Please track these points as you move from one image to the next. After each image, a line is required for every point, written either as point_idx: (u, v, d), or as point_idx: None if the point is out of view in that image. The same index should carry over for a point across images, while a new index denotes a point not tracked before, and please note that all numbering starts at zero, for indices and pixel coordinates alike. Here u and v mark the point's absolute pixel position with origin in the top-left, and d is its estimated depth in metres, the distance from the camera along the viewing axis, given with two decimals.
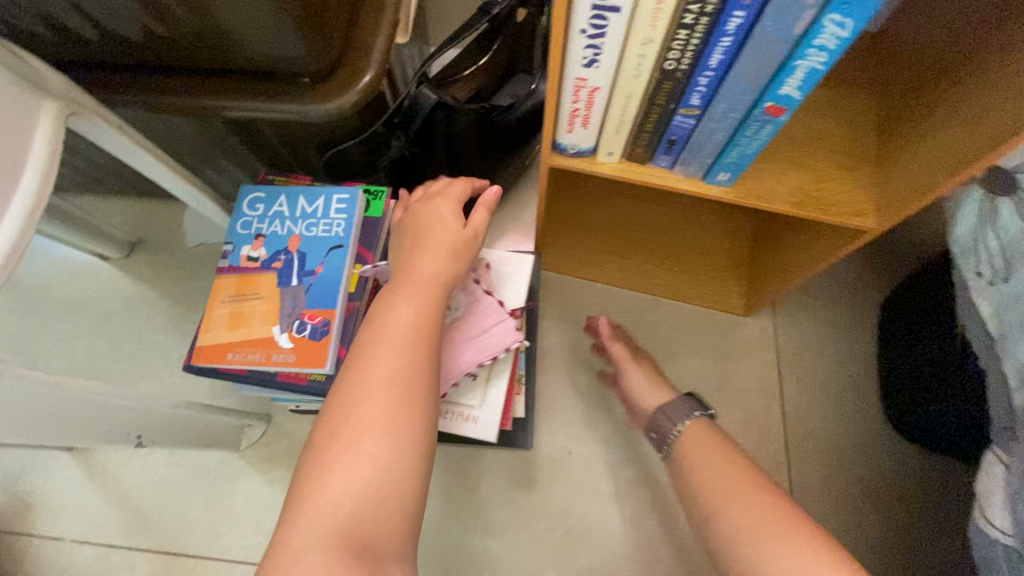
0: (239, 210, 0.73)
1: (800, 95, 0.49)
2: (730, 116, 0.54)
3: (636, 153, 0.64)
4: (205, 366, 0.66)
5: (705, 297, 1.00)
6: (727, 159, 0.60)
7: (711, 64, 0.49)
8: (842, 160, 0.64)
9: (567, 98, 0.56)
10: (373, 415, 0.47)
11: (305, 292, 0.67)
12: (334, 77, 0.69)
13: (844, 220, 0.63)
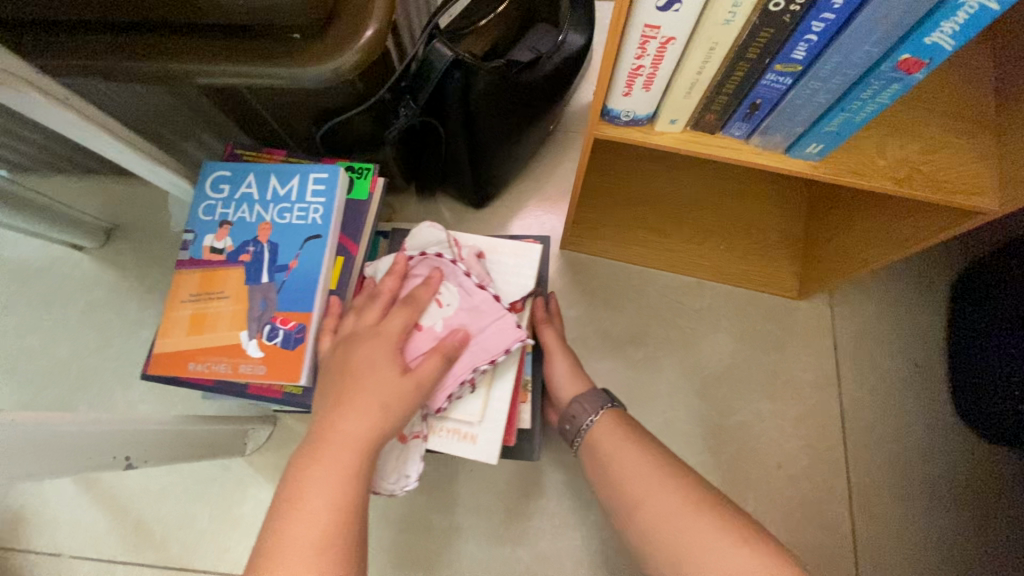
0: (201, 191, 0.62)
1: (953, 46, 0.36)
2: (842, 74, 0.40)
3: (705, 121, 0.50)
4: (163, 377, 0.57)
5: (761, 283, 0.85)
6: (823, 129, 0.46)
7: (835, 3, 0.35)
8: (953, 121, 0.50)
9: (629, 53, 0.42)
10: (333, 516, 0.43)
11: (277, 291, 0.57)
12: (330, 31, 0.56)
13: (958, 199, 0.49)
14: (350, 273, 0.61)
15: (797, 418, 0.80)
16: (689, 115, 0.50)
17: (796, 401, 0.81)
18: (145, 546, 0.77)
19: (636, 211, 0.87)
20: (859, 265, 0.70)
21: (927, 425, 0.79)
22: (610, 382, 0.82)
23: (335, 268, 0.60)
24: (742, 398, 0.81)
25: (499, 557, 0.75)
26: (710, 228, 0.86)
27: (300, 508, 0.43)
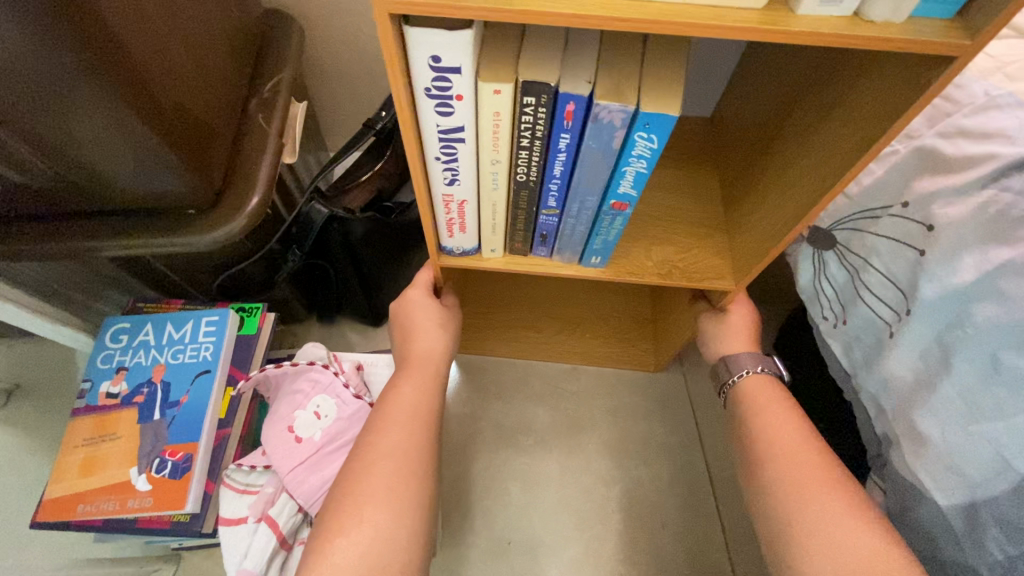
0: (101, 343, 0.71)
1: (636, 193, 0.53)
2: (586, 212, 0.57)
3: (517, 249, 0.66)
4: (51, 523, 0.61)
5: (625, 362, 0.99)
6: (595, 246, 0.63)
7: (556, 174, 0.53)
8: (698, 229, 0.69)
9: (440, 212, 0.58)
10: (398, 469, 0.53)
11: (167, 426, 0.65)
12: (220, 204, 0.70)
13: (707, 283, 0.65)
14: (239, 402, 0.70)
15: (671, 477, 0.91)
16: (504, 246, 0.65)
17: (669, 461, 0.92)
18: None
19: (515, 315, 1.01)
20: (684, 336, 0.85)
21: None
22: (505, 470, 0.91)
23: (224, 399, 0.69)
24: (623, 466, 0.91)
25: None
26: (577, 321, 1.01)
27: (376, 466, 0.53)
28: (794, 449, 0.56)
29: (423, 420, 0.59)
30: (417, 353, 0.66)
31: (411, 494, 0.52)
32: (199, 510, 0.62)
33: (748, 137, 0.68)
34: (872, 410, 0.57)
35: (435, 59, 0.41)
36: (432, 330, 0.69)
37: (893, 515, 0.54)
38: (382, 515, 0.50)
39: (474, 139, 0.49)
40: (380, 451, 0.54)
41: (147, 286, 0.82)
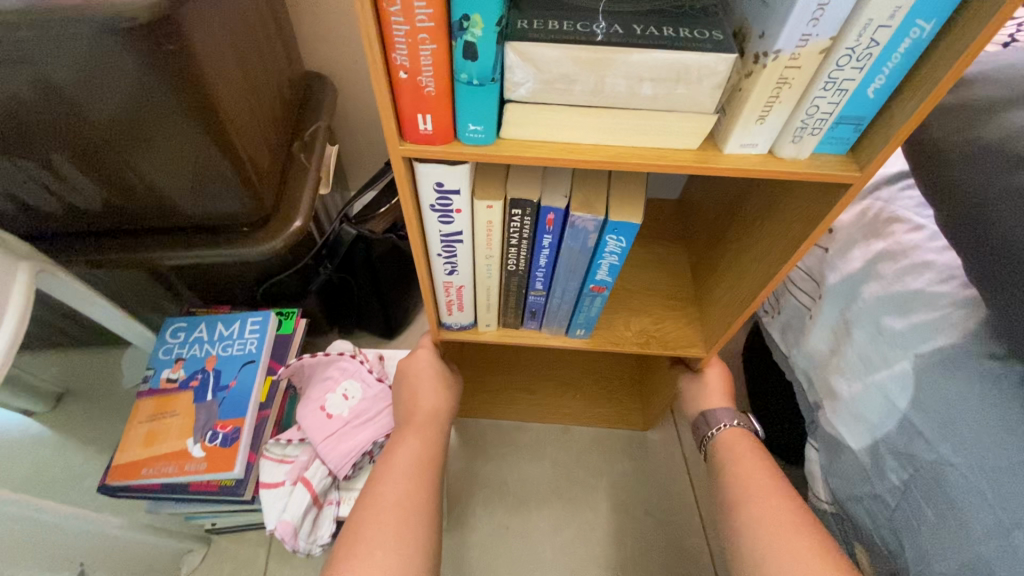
0: (162, 338, 0.84)
1: (613, 280, 0.61)
2: (568, 294, 0.65)
3: (509, 322, 0.74)
4: (120, 484, 0.71)
5: (613, 421, 1.05)
6: (579, 321, 0.70)
7: (541, 265, 0.61)
8: (671, 301, 0.79)
9: (441, 295, 0.67)
10: (402, 516, 0.60)
11: (218, 405, 0.77)
12: (269, 224, 0.85)
13: (680, 351, 0.75)
14: (277, 388, 0.82)
15: (652, 468, 1.01)
16: (497, 319, 0.74)
17: (650, 459, 1.02)
18: None
19: (511, 379, 1.08)
20: (667, 395, 0.93)
21: None
22: (503, 464, 1.01)
23: (265, 385, 0.81)
24: (608, 460, 1.02)
25: None
26: (568, 382, 1.09)
27: (383, 513, 0.60)
28: (755, 489, 0.63)
29: (425, 471, 0.66)
30: (417, 411, 0.73)
31: (415, 542, 0.59)
32: (245, 475, 0.73)
33: (708, 226, 0.79)
34: (804, 383, 0.71)
35: (439, 184, 0.50)
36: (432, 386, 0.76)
37: (828, 471, 0.65)
38: (388, 558, 0.56)
39: (471, 239, 0.58)
40: (387, 504, 0.61)
41: (189, 291, 0.94)
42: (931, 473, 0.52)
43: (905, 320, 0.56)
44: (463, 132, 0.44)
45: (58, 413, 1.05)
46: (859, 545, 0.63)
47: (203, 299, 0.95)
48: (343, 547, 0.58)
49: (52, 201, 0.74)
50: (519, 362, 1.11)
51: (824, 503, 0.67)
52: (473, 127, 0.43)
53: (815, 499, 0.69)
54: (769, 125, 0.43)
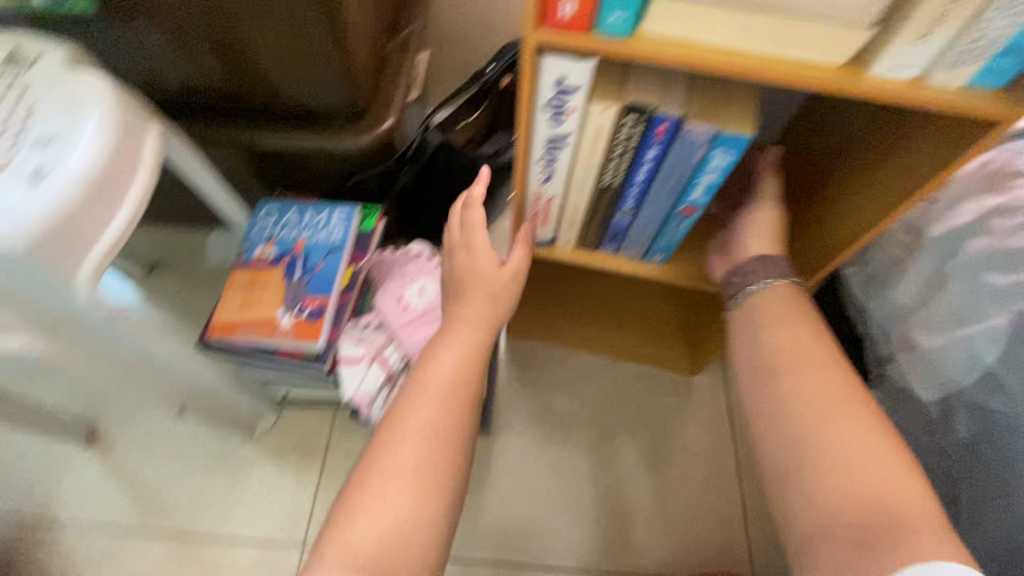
0: (255, 218, 0.89)
1: (706, 200, 0.61)
2: (657, 213, 0.65)
3: (587, 242, 0.75)
4: (218, 340, 0.79)
5: (659, 360, 1.05)
6: (659, 244, 0.71)
7: (637, 182, 0.61)
8: None
9: (528, 204, 0.67)
10: (423, 449, 0.52)
11: (306, 284, 0.82)
12: (363, 120, 0.87)
13: None
14: (358, 277, 0.87)
15: (693, 408, 1.03)
16: (576, 238, 0.74)
17: (695, 401, 1.04)
18: (156, 513, 0.92)
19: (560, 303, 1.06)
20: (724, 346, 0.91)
21: None
22: (548, 381, 1.06)
23: (347, 274, 0.86)
24: (651, 394, 1.05)
25: (464, 524, 0.94)
26: (616, 317, 1.06)
27: (404, 441, 0.52)
28: (804, 377, 0.53)
29: (458, 402, 0.56)
30: (456, 332, 0.61)
31: (435, 482, 0.51)
32: (326, 350, 0.79)
33: (810, 168, 0.74)
34: (878, 337, 0.71)
35: (560, 80, 0.49)
36: (488, 314, 0.63)
37: (886, 419, 0.67)
38: (400, 496, 0.49)
39: (574, 146, 0.57)
40: (410, 431, 0.53)
41: (277, 179, 0.98)
42: (1002, 425, 0.53)
43: (1011, 278, 0.55)
44: (605, 21, 0.43)
45: (151, 279, 1.15)
46: None
47: (288, 187, 1.00)
48: (357, 477, 0.51)
49: (174, 73, 0.79)
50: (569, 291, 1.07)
51: None
52: (617, 15, 0.43)
53: None
54: (928, 45, 0.41)
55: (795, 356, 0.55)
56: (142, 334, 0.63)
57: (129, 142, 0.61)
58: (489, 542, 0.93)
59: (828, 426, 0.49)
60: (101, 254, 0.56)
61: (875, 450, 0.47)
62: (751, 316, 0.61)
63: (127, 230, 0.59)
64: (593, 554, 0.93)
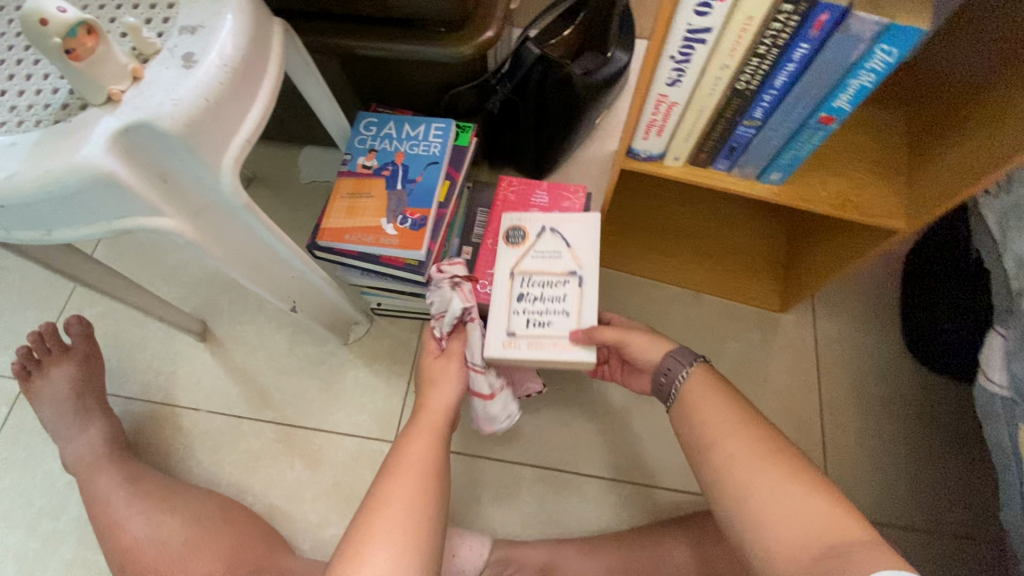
0: (356, 130, 0.91)
1: (850, 108, 0.57)
2: (789, 123, 0.62)
3: (700, 158, 0.72)
4: (327, 244, 0.82)
5: (747, 297, 1.02)
6: (782, 161, 0.68)
7: (776, 85, 0.58)
8: (876, 169, 0.73)
9: (648, 111, 0.65)
10: (408, 515, 0.58)
11: (407, 194, 0.84)
12: (464, 29, 0.85)
13: (877, 221, 0.70)
14: (453, 192, 0.88)
15: (779, 345, 1.01)
16: (688, 153, 0.72)
17: (780, 336, 1.01)
18: (263, 404, 1.01)
19: (651, 233, 1.05)
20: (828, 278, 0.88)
21: (888, 356, 0.99)
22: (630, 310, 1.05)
23: (444, 188, 0.87)
24: (737, 330, 1.02)
25: (540, 437, 0.97)
26: (708, 251, 1.04)
27: (389, 505, 0.58)
28: (723, 437, 0.59)
29: (435, 473, 0.63)
30: (422, 422, 0.68)
31: (418, 548, 0.56)
32: (427, 258, 0.82)
33: (960, 82, 0.68)
34: (1011, 268, 0.66)
35: None
36: (434, 403, 0.71)
37: (1014, 352, 0.63)
38: (387, 555, 0.54)
39: (715, 42, 0.54)
40: (394, 496, 0.59)
41: (373, 92, 0.98)
42: None
43: None
44: None
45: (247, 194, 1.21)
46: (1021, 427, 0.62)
47: (382, 101, 1.00)
48: (346, 544, 0.56)
49: None
50: (661, 222, 1.06)
51: (997, 387, 0.65)
52: None
53: (982, 381, 0.67)
54: None
55: (715, 422, 0.61)
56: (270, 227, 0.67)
57: (262, 34, 0.62)
58: (562, 453, 0.96)
59: (772, 500, 0.54)
60: (243, 142, 0.59)
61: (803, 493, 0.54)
62: (686, 395, 0.65)
63: (262, 121, 0.62)
64: (665, 474, 0.95)
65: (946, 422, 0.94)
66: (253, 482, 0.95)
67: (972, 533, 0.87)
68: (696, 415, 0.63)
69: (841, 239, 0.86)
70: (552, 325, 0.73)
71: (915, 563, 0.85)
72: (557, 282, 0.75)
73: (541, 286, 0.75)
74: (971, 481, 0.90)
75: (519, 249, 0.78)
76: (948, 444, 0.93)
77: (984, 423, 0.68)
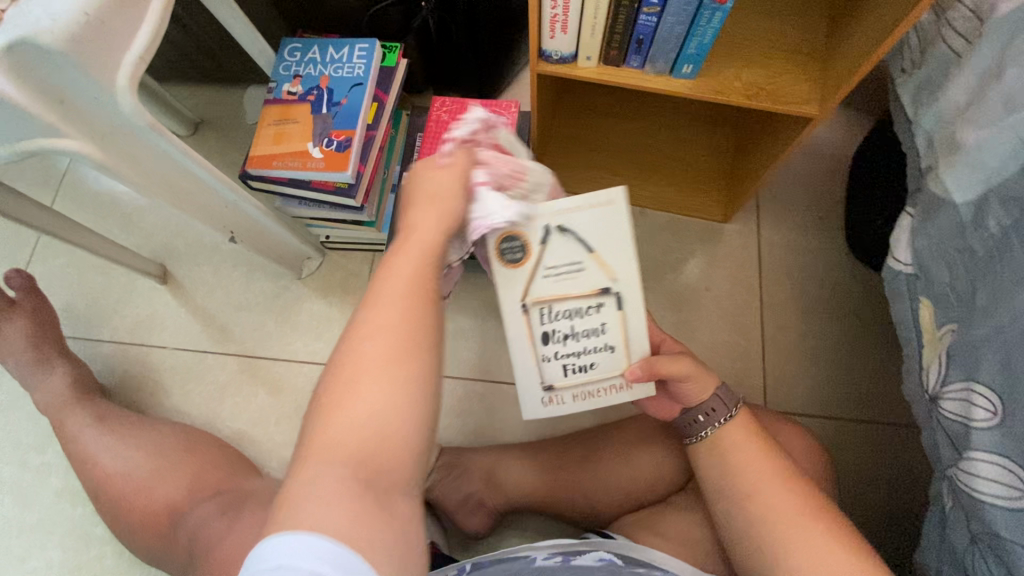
0: (281, 57, 0.90)
1: None
2: (686, 5, 0.61)
3: (611, 55, 0.71)
4: (256, 172, 0.84)
5: (691, 208, 1.02)
6: (689, 51, 0.67)
7: None
8: (793, 55, 0.71)
9: (547, 5, 0.64)
10: (388, 351, 0.43)
11: (332, 118, 0.84)
12: None
13: (790, 108, 0.70)
14: (382, 114, 0.89)
15: (724, 254, 1.01)
16: (599, 51, 0.71)
17: (725, 245, 1.01)
18: (226, 340, 1.04)
19: (595, 149, 1.03)
20: (759, 180, 0.87)
21: (832, 258, 0.99)
22: None
23: (372, 110, 0.87)
24: (680, 240, 1.02)
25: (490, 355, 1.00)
26: (652, 163, 1.03)
27: (360, 346, 0.44)
28: (766, 484, 0.59)
29: (422, 293, 0.47)
30: (392, 268, 0.48)
31: (408, 380, 0.43)
32: (355, 181, 0.83)
33: None
34: (922, 147, 0.66)
35: None
36: (419, 235, 0.51)
37: (920, 229, 0.64)
38: (374, 395, 0.42)
39: None
40: (373, 328, 0.44)
41: (298, 17, 0.96)
42: None
43: None
44: None
45: (196, 138, 1.20)
46: (923, 302, 0.64)
47: (309, 27, 0.98)
48: (321, 401, 0.43)
49: None
50: (605, 136, 1.04)
51: (902, 266, 0.66)
52: None
53: (891, 262, 0.68)
54: None
55: (749, 468, 0.61)
56: (179, 149, 0.68)
57: None
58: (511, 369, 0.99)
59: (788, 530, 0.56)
60: (135, 60, 0.59)
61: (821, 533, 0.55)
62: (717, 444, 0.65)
63: (158, 35, 0.60)
64: None
65: (869, 315, 0.96)
66: (220, 411, 1.00)
67: (901, 419, 0.91)
68: (726, 454, 0.64)
69: (771, 134, 0.85)
70: (596, 371, 0.67)
71: (844, 449, 0.89)
72: (588, 308, 0.65)
73: (568, 317, 0.66)
74: (891, 368, 0.93)
75: (524, 273, 0.63)
76: (872, 336, 0.95)
77: (892, 301, 0.69)
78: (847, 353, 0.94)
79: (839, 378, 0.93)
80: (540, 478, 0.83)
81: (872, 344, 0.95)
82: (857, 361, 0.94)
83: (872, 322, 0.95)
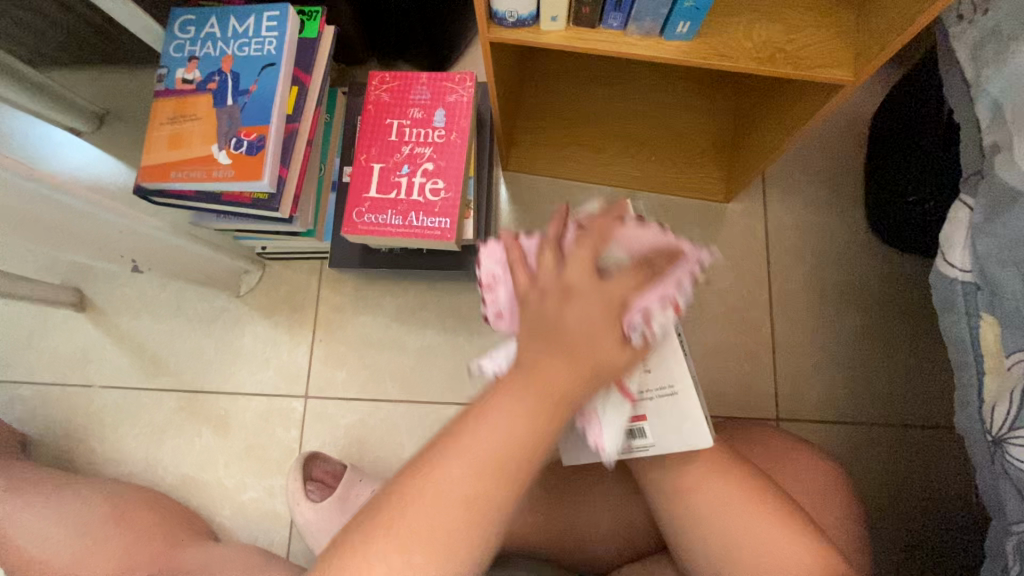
0: (171, 33, 0.72)
1: None
2: None
3: (584, 13, 0.54)
4: (151, 186, 0.68)
5: (688, 189, 0.87)
6: (685, 4, 0.50)
7: None
8: (820, 3, 0.55)
9: None
10: (504, 458, 0.39)
11: (240, 111, 0.67)
12: None
13: (818, 73, 0.54)
14: (305, 101, 0.71)
15: (727, 240, 0.87)
16: (568, 10, 0.54)
17: (728, 231, 0.87)
18: (160, 374, 0.91)
19: (570, 125, 0.87)
20: (769, 157, 0.72)
21: (850, 240, 0.86)
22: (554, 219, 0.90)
23: (291, 96, 0.70)
24: (676, 227, 0.87)
25: (463, 373, 0.88)
26: (641, 138, 0.86)
27: (464, 443, 0.40)
28: (709, 475, 0.52)
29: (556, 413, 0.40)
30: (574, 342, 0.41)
31: (497, 496, 0.39)
32: (275, 189, 0.67)
33: None
34: (985, 117, 0.53)
35: None
36: (579, 347, 0.41)
37: (986, 224, 0.50)
38: (456, 477, 0.39)
39: None
40: (489, 447, 0.39)
41: None
42: None
43: None
44: None
45: (105, 135, 1.01)
46: (985, 318, 0.51)
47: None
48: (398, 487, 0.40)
49: None
50: (584, 109, 0.87)
51: (958, 272, 0.53)
52: None
53: (941, 267, 0.55)
54: None
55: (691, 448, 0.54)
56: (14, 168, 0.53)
57: None
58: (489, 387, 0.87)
59: (724, 508, 0.51)
60: None
61: (754, 513, 0.51)
62: None
63: None
64: None
65: (890, 303, 0.84)
66: (162, 455, 0.88)
67: (931, 420, 0.80)
68: None
69: (785, 99, 0.69)
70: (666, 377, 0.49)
71: (864, 461, 0.79)
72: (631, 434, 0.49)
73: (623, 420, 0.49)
74: (917, 365, 0.82)
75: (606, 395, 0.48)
76: (897, 327, 0.83)
77: (940, 313, 0.56)
78: (868, 348, 0.83)
79: (860, 380, 0.82)
80: (523, 520, 0.73)
81: (897, 336, 0.83)
82: (877, 357, 0.82)
83: (895, 312, 0.83)
